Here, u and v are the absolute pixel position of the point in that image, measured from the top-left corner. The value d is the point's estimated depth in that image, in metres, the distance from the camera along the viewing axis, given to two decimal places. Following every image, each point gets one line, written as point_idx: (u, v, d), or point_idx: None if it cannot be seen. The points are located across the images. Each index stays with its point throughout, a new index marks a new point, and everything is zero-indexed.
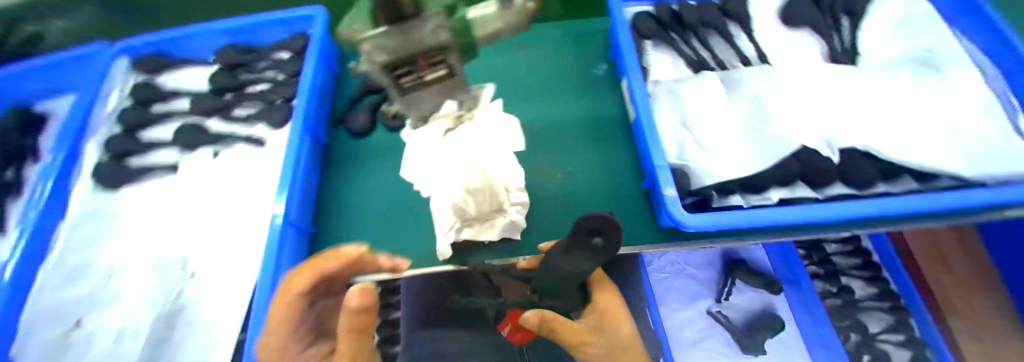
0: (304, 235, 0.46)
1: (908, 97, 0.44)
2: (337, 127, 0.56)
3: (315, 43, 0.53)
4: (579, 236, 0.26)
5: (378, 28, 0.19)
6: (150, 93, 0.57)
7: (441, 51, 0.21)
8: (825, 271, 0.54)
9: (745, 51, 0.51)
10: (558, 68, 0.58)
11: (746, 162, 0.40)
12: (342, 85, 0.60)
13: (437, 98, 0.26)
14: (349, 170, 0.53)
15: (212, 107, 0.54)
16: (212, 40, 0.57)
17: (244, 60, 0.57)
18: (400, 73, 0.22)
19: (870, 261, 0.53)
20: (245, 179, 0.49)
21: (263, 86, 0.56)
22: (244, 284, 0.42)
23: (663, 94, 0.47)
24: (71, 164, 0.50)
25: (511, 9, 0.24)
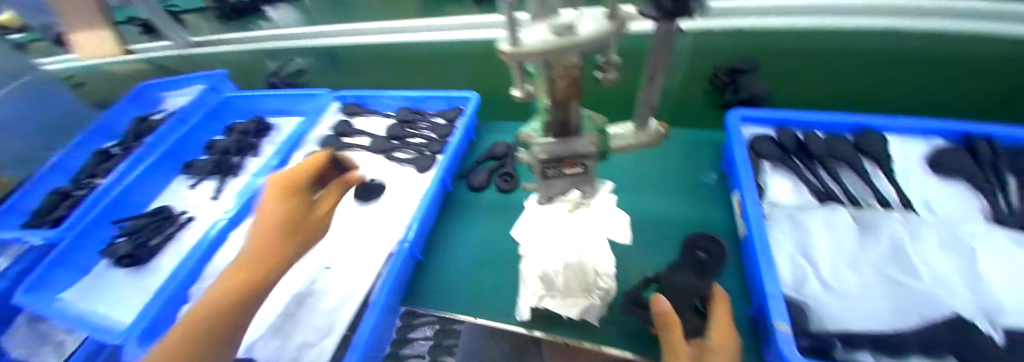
0: (412, 263, 0.54)
1: None
2: (461, 180, 0.67)
3: (466, 117, 0.68)
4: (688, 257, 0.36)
5: (546, 136, 0.26)
6: (343, 129, 0.76)
7: (584, 157, 0.27)
8: None
9: (886, 194, 0.47)
10: (668, 171, 0.60)
11: (879, 317, 0.36)
12: (473, 149, 0.73)
13: (567, 187, 0.31)
14: (464, 217, 0.62)
15: (377, 148, 0.71)
16: (392, 101, 0.77)
17: (411, 121, 0.74)
18: (550, 166, 0.28)
19: None
20: (385, 205, 0.61)
21: (419, 139, 0.72)
22: (360, 287, 0.51)
23: (783, 221, 0.46)
24: (279, 166, 0.70)
25: (647, 132, 0.29)
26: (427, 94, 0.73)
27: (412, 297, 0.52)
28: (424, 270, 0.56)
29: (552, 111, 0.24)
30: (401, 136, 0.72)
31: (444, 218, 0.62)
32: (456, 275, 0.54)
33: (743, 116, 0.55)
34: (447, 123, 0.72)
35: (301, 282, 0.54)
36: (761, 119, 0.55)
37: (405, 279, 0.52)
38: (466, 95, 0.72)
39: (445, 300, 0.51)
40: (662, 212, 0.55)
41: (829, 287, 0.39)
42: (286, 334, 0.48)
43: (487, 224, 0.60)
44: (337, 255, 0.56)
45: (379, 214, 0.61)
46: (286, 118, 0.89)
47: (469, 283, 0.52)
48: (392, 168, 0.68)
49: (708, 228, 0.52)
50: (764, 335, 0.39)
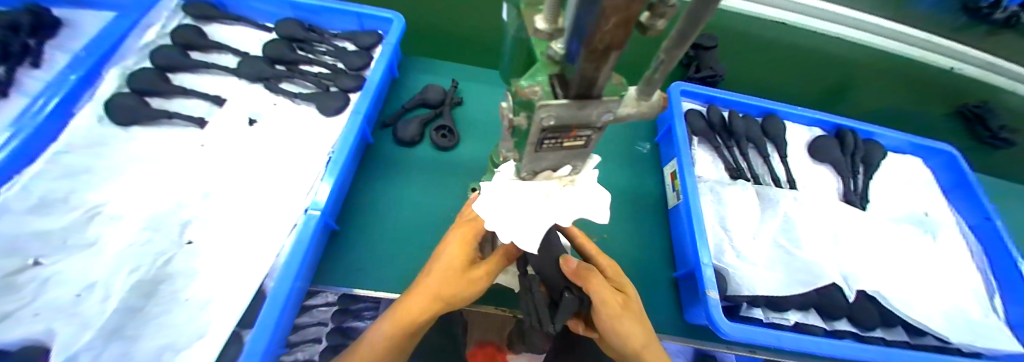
0: (323, 232, 0.44)
1: (909, 253, 0.51)
2: (384, 129, 0.55)
3: (387, 48, 0.54)
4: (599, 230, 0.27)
5: (559, 95, 0.19)
6: (187, 39, 0.54)
7: (591, 128, 0.22)
8: None
9: (777, 172, 0.56)
10: (606, 135, 0.61)
11: (775, 282, 0.43)
12: (397, 91, 0.60)
13: (557, 161, 0.26)
14: (393, 175, 0.51)
15: (253, 75, 0.52)
16: (275, 7, 0.57)
17: (305, 41, 0.56)
18: (549, 135, 0.22)
19: None
20: (281, 158, 0.47)
21: (317, 68, 0.56)
22: (252, 267, 0.39)
23: (705, 194, 0.51)
24: (83, 87, 0.47)
25: (647, 103, 0.25)
26: (327, 4, 0.55)
27: (328, 274, 0.43)
28: (340, 240, 0.45)
29: (581, 61, 0.17)
30: (292, 62, 0.55)
31: (364, 176, 0.51)
32: (384, 244, 0.46)
33: (681, 91, 0.57)
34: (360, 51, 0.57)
35: (149, 263, 0.38)
36: (697, 95, 0.58)
37: (313, 254, 0.42)
38: (387, 17, 0.56)
39: (374, 276, 0.44)
40: (602, 177, 0.56)
41: (739, 254, 0.45)
42: (132, 336, 0.34)
43: (418, 184, 0.51)
44: (210, 224, 0.42)
45: (272, 168, 0.46)
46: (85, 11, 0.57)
47: (403, 253, 0.46)
48: (284, 107, 0.51)
49: (640, 196, 0.55)
50: (685, 293, 0.45)
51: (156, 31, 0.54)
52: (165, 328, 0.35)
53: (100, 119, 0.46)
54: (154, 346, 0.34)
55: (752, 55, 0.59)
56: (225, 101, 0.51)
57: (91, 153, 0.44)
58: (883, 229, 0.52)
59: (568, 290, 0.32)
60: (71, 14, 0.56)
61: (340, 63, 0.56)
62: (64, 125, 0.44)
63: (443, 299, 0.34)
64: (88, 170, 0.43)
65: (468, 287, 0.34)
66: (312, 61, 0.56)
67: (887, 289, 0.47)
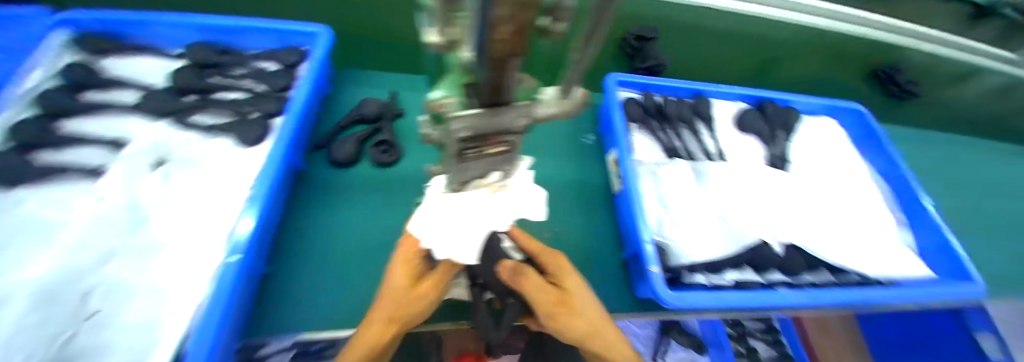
0: (259, 275, 0.40)
1: (825, 204, 0.58)
2: (317, 152, 0.52)
3: (311, 66, 0.50)
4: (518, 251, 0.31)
5: (471, 102, 0.18)
6: (79, 76, 0.47)
7: (510, 132, 0.22)
8: None
9: (708, 147, 0.60)
10: (551, 132, 0.62)
11: (709, 247, 0.48)
12: (328, 110, 0.56)
13: (485, 168, 0.25)
14: (335, 201, 0.49)
15: (161, 110, 0.47)
16: (178, 30, 0.50)
17: (220, 67, 0.51)
18: (468, 145, 0.21)
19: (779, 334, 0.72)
20: (201, 201, 0.42)
21: (237, 94, 0.51)
22: (176, 323, 0.35)
23: (646, 175, 0.54)
24: None
25: (571, 100, 0.25)
26: (241, 22, 0.50)
27: (273, 319, 0.40)
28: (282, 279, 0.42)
29: (481, 70, 0.16)
30: (204, 91, 0.50)
31: (300, 209, 0.48)
32: (332, 276, 0.44)
33: (618, 80, 0.59)
34: (283, 70, 0.52)
35: (41, 342, 0.33)
36: (632, 83, 0.60)
37: (249, 301, 0.38)
38: (311, 31, 0.52)
39: (322, 312, 0.41)
40: (552, 173, 0.58)
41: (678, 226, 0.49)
42: None
43: (364, 208, 0.49)
44: (119, 286, 0.37)
45: (193, 215, 0.42)
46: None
47: (353, 282, 0.44)
48: (199, 143, 0.46)
49: (589, 187, 0.57)
50: (636, 273, 0.48)
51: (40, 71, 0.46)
52: None
53: None
54: None
55: (696, 42, 0.64)
56: (128, 144, 0.45)
57: None
58: (802, 186, 0.59)
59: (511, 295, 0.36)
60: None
61: (262, 85, 0.51)
62: None
63: (396, 322, 0.33)
64: None
65: (417, 304, 0.33)
66: (231, 88, 0.51)
67: (808, 241, 0.52)
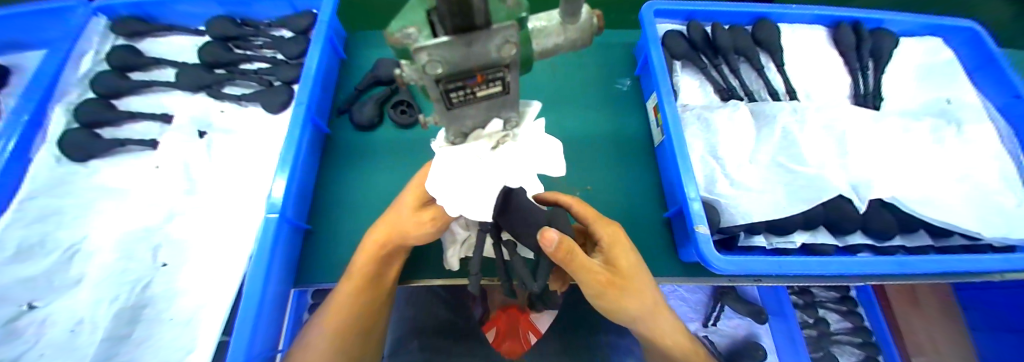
0: (297, 233, 0.43)
1: (932, 148, 0.46)
2: (341, 116, 0.52)
3: (320, 25, 0.49)
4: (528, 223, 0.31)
5: (437, 35, 0.15)
6: (124, 60, 0.52)
7: (500, 66, 0.18)
8: (805, 301, 0.66)
9: (774, 83, 0.50)
10: (579, 79, 0.55)
11: (772, 202, 0.41)
12: (348, 74, 0.56)
13: (482, 114, 0.22)
14: (359, 161, 0.50)
15: (196, 84, 0.50)
16: (197, 7, 0.53)
17: (237, 38, 0.53)
18: (451, 86, 0.18)
19: (847, 296, 0.66)
20: (239, 166, 0.46)
21: (258, 64, 0.52)
22: (231, 272, 0.40)
23: (692, 121, 0.47)
24: (34, 129, 0.46)
25: (576, 25, 0.20)
26: None
27: (305, 275, 0.43)
28: (316, 236, 0.45)
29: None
30: (223, 65, 0.51)
31: (328, 170, 0.49)
32: (359, 234, 0.45)
33: (657, 10, 0.50)
34: (298, 36, 0.53)
35: (131, 287, 0.39)
36: (675, 14, 0.51)
37: (290, 259, 0.42)
38: None
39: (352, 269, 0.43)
40: (578, 125, 0.52)
41: (731, 180, 0.42)
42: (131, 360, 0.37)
43: (384, 169, 0.49)
44: (179, 244, 0.42)
45: (230, 177, 0.45)
46: (24, 54, 0.56)
47: None
48: (232, 113, 0.49)
49: (623, 137, 0.51)
50: (680, 232, 0.43)
51: (95, 59, 0.52)
52: (158, 347, 0.37)
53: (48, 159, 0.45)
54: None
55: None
56: (173, 117, 0.49)
57: (53, 192, 0.44)
58: (900, 125, 0.47)
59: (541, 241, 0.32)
60: (13, 61, 0.56)
61: (279, 52, 0.52)
62: (23, 172, 0.44)
63: (392, 242, 0.33)
64: (59, 211, 0.43)
65: (417, 231, 0.31)
66: (248, 58, 0.52)
67: (909, 192, 0.42)
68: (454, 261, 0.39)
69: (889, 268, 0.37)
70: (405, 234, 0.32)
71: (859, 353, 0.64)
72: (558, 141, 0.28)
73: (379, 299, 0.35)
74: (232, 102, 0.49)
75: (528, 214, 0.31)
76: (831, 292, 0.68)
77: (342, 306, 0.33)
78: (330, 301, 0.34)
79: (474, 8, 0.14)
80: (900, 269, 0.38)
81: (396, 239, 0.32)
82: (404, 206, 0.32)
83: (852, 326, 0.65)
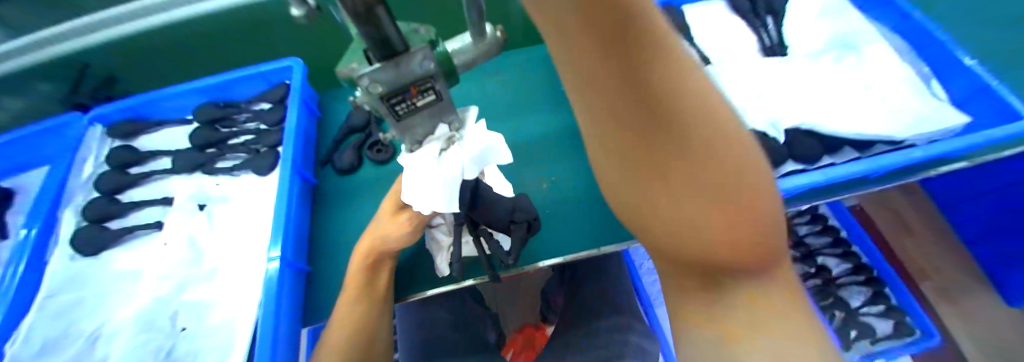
0: (299, 274, 0.47)
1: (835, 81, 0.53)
2: (325, 166, 0.58)
3: (294, 94, 0.56)
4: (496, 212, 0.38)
5: (372, 63, 0.21)
6: (123, 158, 0.57)
7: (427, 78, 0.24)
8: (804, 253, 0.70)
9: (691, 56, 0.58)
10: (529, 89, 0.62)
11: None
12: (326, 128, 0.62)
13: (428, 120, 0.27)
14: (347, 200, 0.54)
15: (191, 165, 0.55)
16: (182, 100, 0.59)
17: (223, 119, 0.59)
18: (393, 100, 0.24)
19: (838, 238, 0.70)
20: (239, 227, 0.50)
21: (244, 137, 0.59)
22: (245, 322, 0.43)
23: None
24: (46, 235, 0.50)
25: (485, 41, 0.26)
26: (229, 76, 0.57)
27: (313, 311, 0.46)
28: (318, 274, 0.49)
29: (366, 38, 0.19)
30: (212, 144, 0.58)
31: (321, 214, 0.54)
32: None
33: None
34: (276, 106, 0.60)
35: (153, 357, 0.42)
36: None
37: (297, 298, 0.45)
38: (286, 65, 0.58)
39: None
40: (534, 127, 0.58)
41: None
42: None
43: (371, 202, 0.54)
44: (193, 308, 0.45)
45: (233, 238, 0.50)
46: (29, 175, 0.61)
47: None
48: (227, 182, 0.54)
49: (577, 129, 0.57)
50: None
51: (96, 163, 0.58)
52: None
53: (63, 259, 0.49)
54: None
55: None
56: (173, 198, 0.54)
57: (70, 287, 0.47)
58: (804, 67, 0.54)
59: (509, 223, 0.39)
60: (19, 183, 0.61)
61: (261, 123, 0.59)
62: (43, 275, 0.48)
63: (376, 250, 0.38)
64: (77, 303, 0.46)
65: (397, 231, 0.36)
66: (234, 133, 0.59)
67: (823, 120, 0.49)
68: (443, 266, 0.43)
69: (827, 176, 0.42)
70: (385, 238, 0.37)
71: (866, 291, 0.66)
72: (500, 136, 0.32)
73: (376, 304, 0.39)
74: (225, 173, 0.54)
75: (495, 205, 0.37)
76: (823, 238, 0.71)
77: (344, 312, 0.37)
78: (333, 313, 0.37)
79: (391, 42, 0.20)
80: (841, 176, 0.42)
81: (377, 245, 0.37)
82: (382, 216, 0.38)
83: (852, 267, 0.68)
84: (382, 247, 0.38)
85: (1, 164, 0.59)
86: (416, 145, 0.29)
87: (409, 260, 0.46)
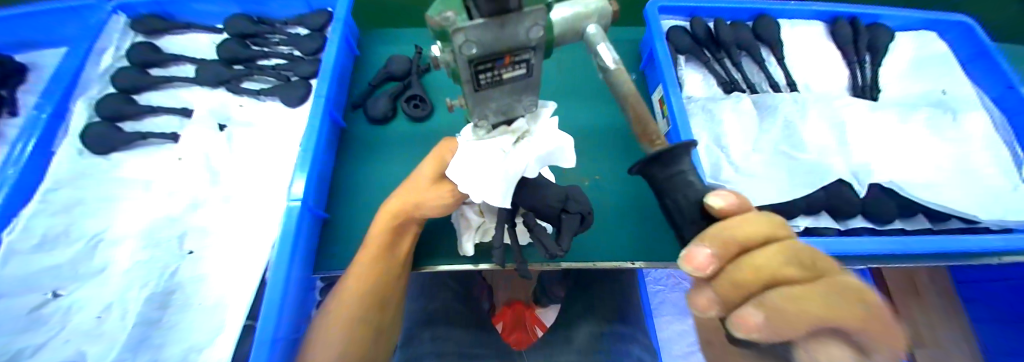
0: (315, 221, 0.44)
1: (928, 140, 0.47)
2: (355, 111, 0.54)
3: (337, 25, 0.51)
4: (547, 203, 0.32)
5: (474, 18, 0.17)
6: (144, 56, 0.53)
7: (526, 49, 0.19)
8: None
9: (775, 76, 0.52)
10: (586, 74, 0.57)
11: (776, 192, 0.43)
12: (363, 68, 0.57)
13: (507, 96, 0.23)
14: (374, 153, 0.51)
15: (215, 78, 0.51)
16: (216, 7, 0.55)
17: (254, 35, 0.54)
18: (481, 67, 0.20)
19: None
20: (259, 157, 0.47)
21: (275, 60, 0.54)
22: (254, 260, 0.41)
23: (696, 112, 0.49)
24: (57, 122, 0.47)
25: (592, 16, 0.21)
26: None
27: (323, 262, 0.44)
28: (333, 225, 0.46)
29: None
30: (239, 61, 0.53)
31: (344, 161, 0.51)
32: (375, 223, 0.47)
33: (659, 7, 0.52)
34: (313, 33, 0.54)
35: (156, 274, 0.41)
36: (678, 11, 0.53)
37: (310, 246, 0.43)
38: None
39: None
40: (585, 117, 0.54)
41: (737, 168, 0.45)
42: (159, 344, 0.38)
43: (400, 160, 0.51)
44: (202, 233, 0.43)
45: (251, 168, 0.47)
46: (43, 52, 0.57)
47: None
48: (251, 106, 0.50)
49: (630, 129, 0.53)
50: None
51: (116, 56, 0.54)
52: (183, 332, 0.39)
53: (72, 151, 0.46)
54: (185, 345, 0.38)
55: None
56: (192, 111, 0.51)
57: (76, 183, 0.45)
58: (896, 116, 0.49)
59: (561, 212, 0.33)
60: (31, 59, 0.57)
61: (295, 49, 0.54)
62: (49, 164, 0.45)
63: (405, 212, 0.34)
64: (81, 202, 0.44)
65: (436, 201, 0.33)
66: (265, 54, 0.54)
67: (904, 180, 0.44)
68: (467, 245, 0.40)
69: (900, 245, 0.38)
70: (421, 206, 0.33)
71: None
72: (571, 138, 0.29)
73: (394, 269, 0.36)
74: (251, 95, 0.50)
75: (544, 189, 0.32)
76: None
77: (360, 274, 0.34)
78: (352, 268, 0.35)
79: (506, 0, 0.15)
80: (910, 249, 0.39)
81: (410, 209, 0.34)
82: (420, 179, 0.33)
83: None
84: (415, 211, 0.34)
85: (17, 36, 0.55)
86: (490, 134, 0.27)
87: (432, 231, 0.44)
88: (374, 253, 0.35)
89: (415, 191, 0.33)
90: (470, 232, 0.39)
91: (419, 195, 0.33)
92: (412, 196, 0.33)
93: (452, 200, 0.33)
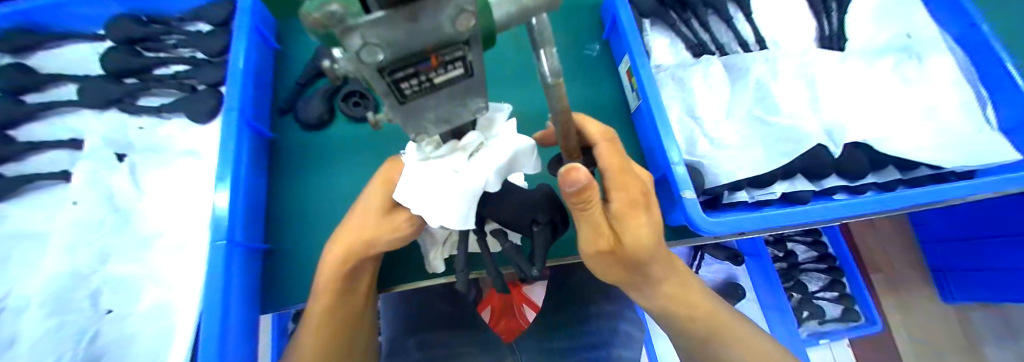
0: (255, 254, 0.39)
1: (892, 89, 0.47)
2: (284, 117, 0.47)
3: (241, 13, 0.42)
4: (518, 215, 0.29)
5: (371, 12, 0.12)
6: (14, 80, 0.43)
7: (456, 45, 0.15)
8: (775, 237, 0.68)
9: (743, 34, 0.49)
10: None
11: (752, 161, 0.42)
12: (285, 66, 0.50)
13: (447, 103, 0.19)
14: (317, 166, 0.45)
15: (103, 97, 0.42)
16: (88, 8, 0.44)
17: (145, 39, 0.45)
18: (399, 75, 0.15)
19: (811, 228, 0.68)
20: (176, 188, 0.40)
21: (175, 67, 0.46)
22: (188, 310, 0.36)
23: (665, 81, 0.47)
24: None
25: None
26: None
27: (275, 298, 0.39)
28: (283, 255, 0.41)
29: None
30: (129, 73, 0.44)
31: (282, 179, 0.44)
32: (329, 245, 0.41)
33: None
34: (216, 30, 0.46)
35: (72, 343, 0.35)
36: None
37: (253, 284, 0.37)
38: None
39: None
40: None
41: (712, 140, 0.44)
42: None
43: (347, 169, 0.45)
44: (121, 286, 0.37)
45: (169, 202, 0.40)
46: None
47: None
48: (155, 128, 0.42)
49: (598, 107, 0.50)
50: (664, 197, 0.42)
51: None
52: None
53: None
54: None
55: None
56: (84, 141, 0.41)
57: None
58: (862, 64, 0.48)
59: (535, 222, 0.29)
60: None
61: (196, 50, 0.46)
62: None
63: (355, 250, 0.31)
64: None
65: (387, 235, 0.31)
66: (161, 60, 0.45)
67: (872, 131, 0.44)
68: (437, 262, 0.36)
69: (876, 205, 0.37)
70: (371, 242, 0.31)
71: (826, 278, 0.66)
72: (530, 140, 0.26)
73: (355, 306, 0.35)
74: (150, 113, 0.42)
75: (508, 201, 0.29)
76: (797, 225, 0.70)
77: (316, 322, 0.33)
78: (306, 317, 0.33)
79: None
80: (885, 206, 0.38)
81: (359, 248, 0.31)
82: (369, 211, 0.31)
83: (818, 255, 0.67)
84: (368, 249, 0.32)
85: None
86: (438, 149, 0.23)
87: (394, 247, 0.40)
88: (326, 302, 0.33)
89: (363, 226, 0.31)
90: (440, 247, 0.36)
91: (369, 230, 0.31)
92: (360, 234, 0.31)
93: (407, 230, 0.32)
